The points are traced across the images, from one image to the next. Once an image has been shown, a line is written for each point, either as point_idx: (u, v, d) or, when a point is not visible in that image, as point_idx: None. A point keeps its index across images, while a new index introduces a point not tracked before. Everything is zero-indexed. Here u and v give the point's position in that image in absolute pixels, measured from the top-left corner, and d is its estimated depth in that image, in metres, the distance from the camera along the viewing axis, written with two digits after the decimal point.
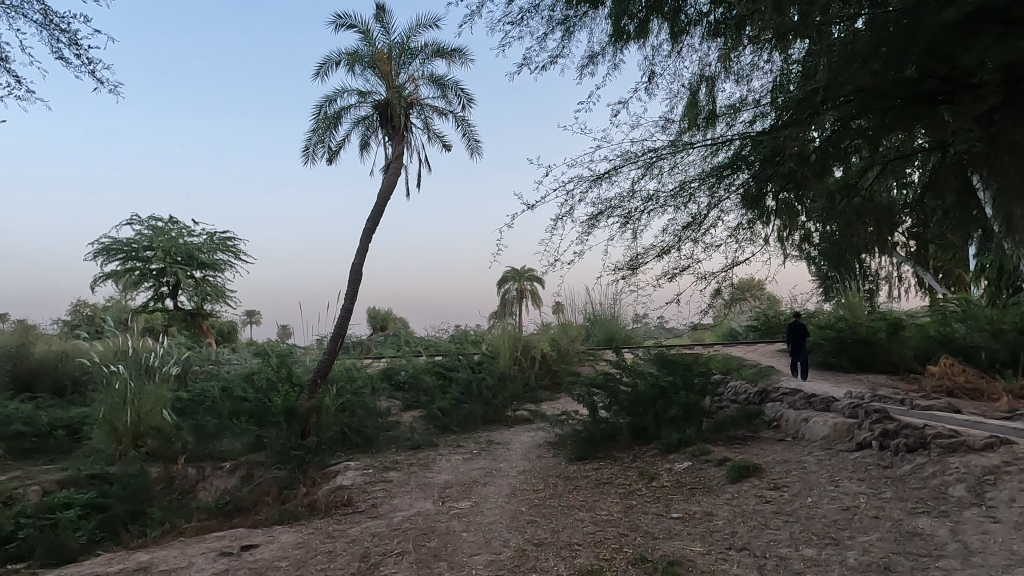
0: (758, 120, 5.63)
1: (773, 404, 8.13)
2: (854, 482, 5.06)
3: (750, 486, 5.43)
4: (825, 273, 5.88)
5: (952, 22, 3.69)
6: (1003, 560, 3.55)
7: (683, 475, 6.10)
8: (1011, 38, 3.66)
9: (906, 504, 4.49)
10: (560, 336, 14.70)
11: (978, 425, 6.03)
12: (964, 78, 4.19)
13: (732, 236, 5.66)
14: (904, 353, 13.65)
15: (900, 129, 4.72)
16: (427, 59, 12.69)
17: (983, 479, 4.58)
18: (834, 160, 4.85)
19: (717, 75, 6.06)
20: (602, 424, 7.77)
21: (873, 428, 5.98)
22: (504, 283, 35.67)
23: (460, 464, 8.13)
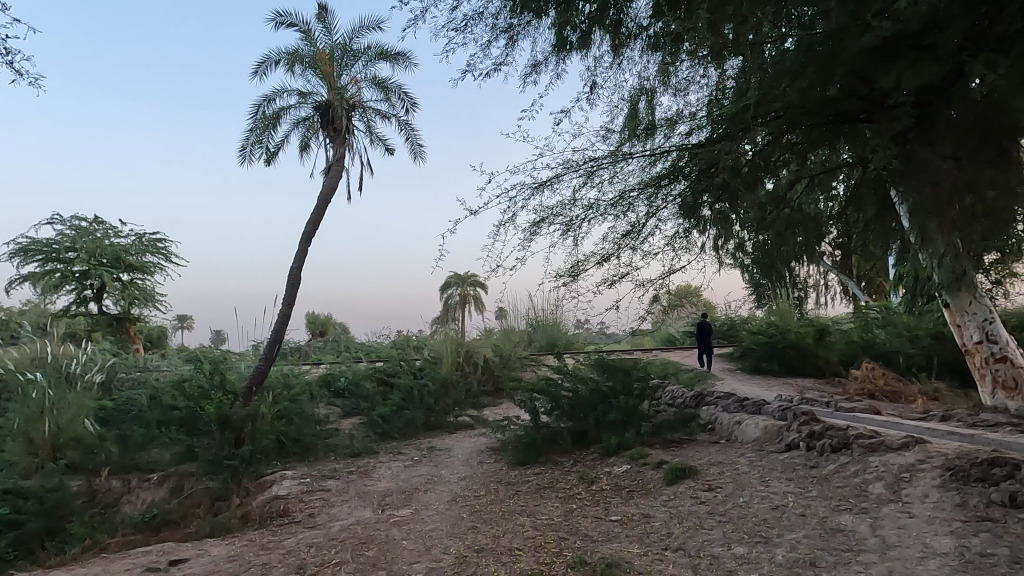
0: (695, 132, 5.81)
1: (708, 407, 8.38)
2: (783, 482, 5.28)
3: (685, 487, 5.59)
4: (757, 281, 6.14)
5: (871, 45, 3.90)
6: (918, 552, 3.76)
7: (622, 478, 6.21)
8: (923, 64, 3.89)
9: (831, 503, 4.70)
10: (502, 342, 14.72)
11: (896, 426, 6.36)
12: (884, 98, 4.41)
13: (669, 245, 5.84)
14: (829, 358, 14.13)
15: (825, 145, 4.95)
16: (369, 61, 12.55)
17: (901, 477, 4.81)
18: (765, 173, 5.03)
19: (656, 88, 6.25)
20: (544, 428, 7.84)
21: (801, 430, 6.23)
22: (447, 288, 35.39)
23: (400, 471, 8.01)
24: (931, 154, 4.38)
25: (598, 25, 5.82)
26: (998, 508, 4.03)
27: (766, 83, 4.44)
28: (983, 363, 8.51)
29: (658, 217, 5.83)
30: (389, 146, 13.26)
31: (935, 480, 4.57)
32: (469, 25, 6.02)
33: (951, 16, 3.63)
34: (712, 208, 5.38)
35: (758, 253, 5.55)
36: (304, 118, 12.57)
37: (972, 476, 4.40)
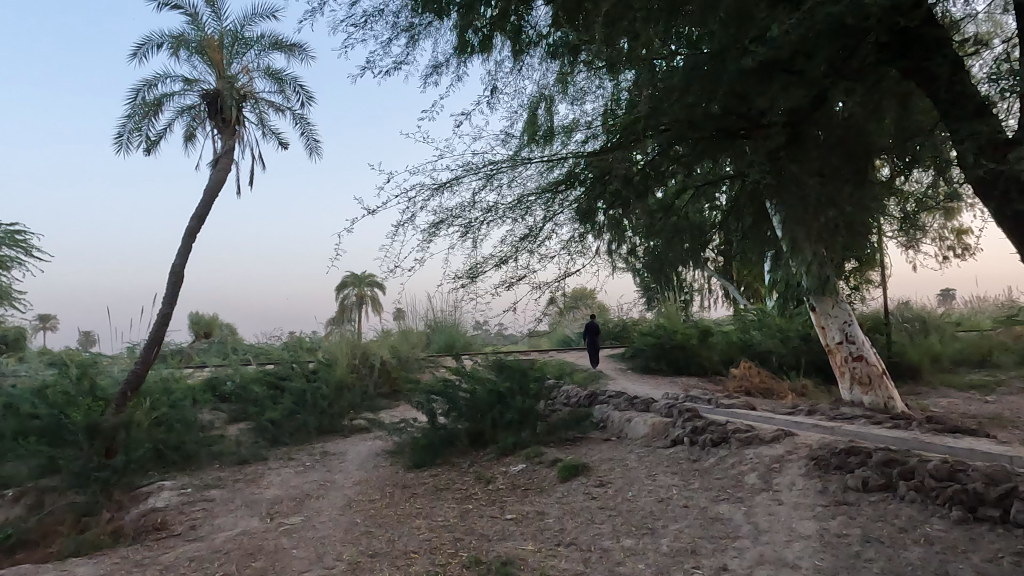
0: (590, 140, 6.01)
1: (600, 406, 8.68)
2: (668, 476, 5.57)
3: (578, 484, 5.77)
4: (648, 284, 6.42)
5: (748, 68, 4.17)
6: (785, 536, 4.09)
7: (517, 477, 6.31)
8: (794, 88, 4.21)
9: (711, 493, 5.01)
10: (400, 343, 14.53)
11: (769, 420, 6.84)
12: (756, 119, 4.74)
13: (565, 248, 6.00)
14: (712, 357, 14.99)
15: (709, 158, 5.25)
16: (263, 51, 12.02)
17: (771, 467, 5.20)
18: (655, 182, 5.24)
19: (554, 96, 6.42)
20: (441, 429, 7.83)
21: (685, 426, 6.58)
22: (344, 288, 34.45)
23: (291, 478, 7.72)
24: (801, 170, 4.75)
25: (499, 29, 5.90)
26: (853, 492, 4.43)
27: (657, 97, 4.65)
28: (843, 361, 9.34)
29: (554, 222, 5.98)
30: (283, 141, 12.75)
31: (801, 470, 4.96)
32: (369, 22, 5.95)
33: (817, 46, 3.93)
34: (606, 213, 5.53)
35: (648, 258, 5.86)
36: (189, 107, 11.84)
37: (832, 465, 4.80)
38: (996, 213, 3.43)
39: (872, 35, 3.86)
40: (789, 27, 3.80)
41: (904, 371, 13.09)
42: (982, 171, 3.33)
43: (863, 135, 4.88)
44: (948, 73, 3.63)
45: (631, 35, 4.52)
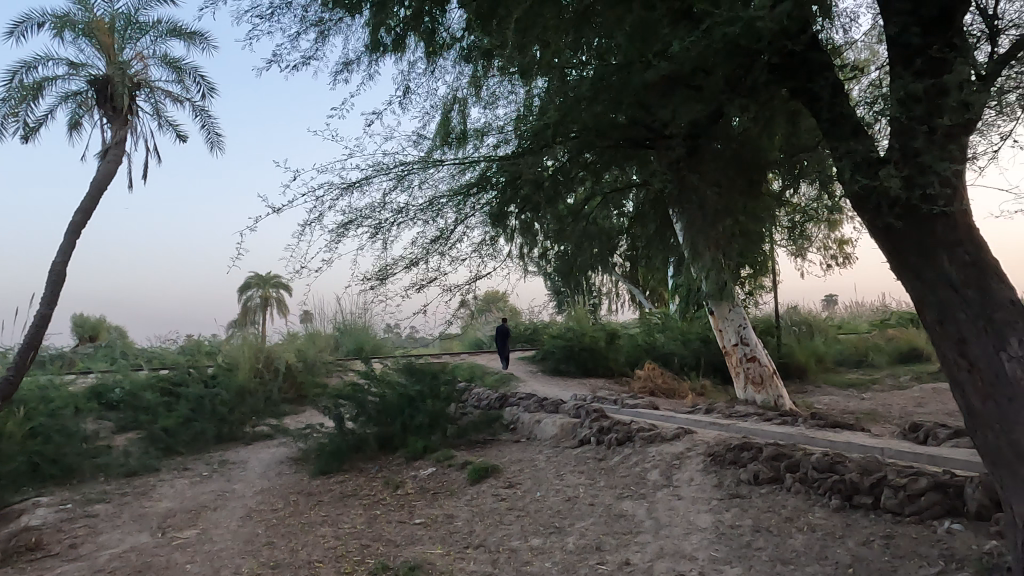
0: (502, 144, 6.07)
1: (511, 408, 8.77)
2: (576, 475, 5.70)
3: (488, 485, 5.79)
4: (559, 288, 6.54)
5: (652, 82, 4.35)
6: (684, 529, 4.28)
7: (427, 481, 6.27)
8: (694, 102, 4.42)
9: (616, 491, 5.17)
10: (307, 346, 14.08)
11: (671, 419, 7.14)
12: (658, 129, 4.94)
13: (476, 251, 6.02)
14: (618, 359, 15.48)
15: (617, 165, 5.41)
16: (159, 38, 11.34)
17: (672, 464, 5.42)
18: (564, 187, 5.35)
19: (468, 99, 6.44)
20: (348, 434, 7.66)
21: (592, 425, 6.75)
22: (247, 290, 32.97)
23: (185, 489, 7.30)
24: None
25: (412, 30, 5.85)
26: (745, 485, 4.70)
27: (566, 104, 4.75)
28: (738, 362, 9.88)
29: (466, 224, 5.98)
30: (181, 133, 12.08)
31: (699, 465, 5.21)
32: (276, 15, 5.75)
33: (715, 64, 4.16)
34: (517, 217, 5.59)
35: (560, 262, 6.13)
36: (74, 92, 10.99)
37: (727, 459, 5.07)
38: (873, 228, 3.52)
39: (764, 56, 4.11)
40: (688, 43, 3.98)
41: (792, 371, 14.03)
42: (859, 186, 3.61)
43: (756, 148, 5.18)
44: (829, 94, 3.92)
45: (543, 43, 4.60)
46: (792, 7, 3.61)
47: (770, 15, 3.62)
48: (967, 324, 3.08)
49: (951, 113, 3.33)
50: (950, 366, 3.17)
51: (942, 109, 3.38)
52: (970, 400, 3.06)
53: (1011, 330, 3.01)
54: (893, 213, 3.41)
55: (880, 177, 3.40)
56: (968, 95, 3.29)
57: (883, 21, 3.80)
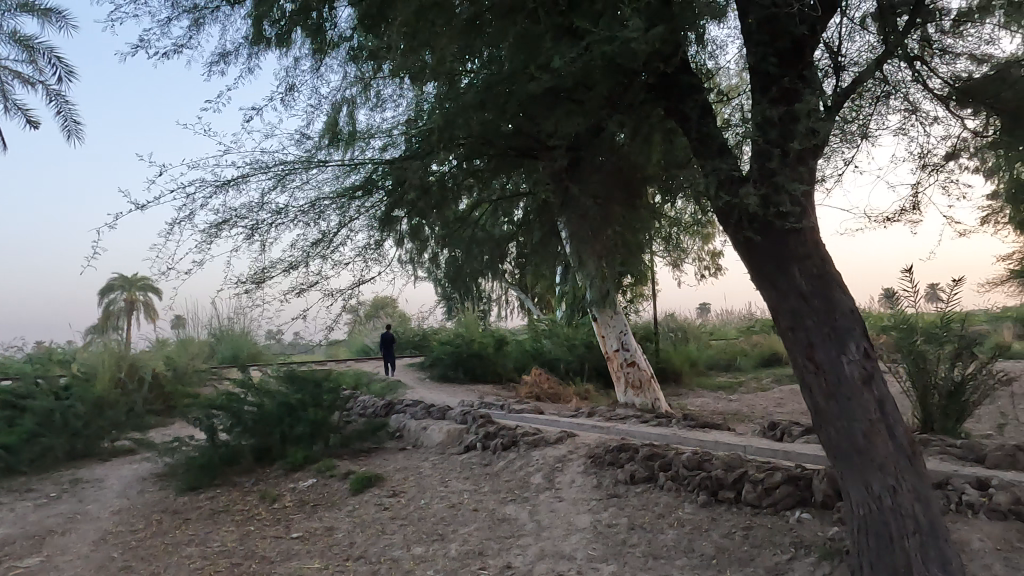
0: (390, 148, 5.98)
1: (397, 415, 8.62)
2: (460, 481, 5.70)
3: (370, 495, 5.66)
4: (448, 294, 6.52)
5: (537, 93, 4.46)
6: (564, 530, 4.39)
7: (306, 493, 6.03)
8: (576, 115, 4.58)
9: (499, 495, 5.22)
10: (177, 353, 13.14)
11: (555, 423, 7.31)
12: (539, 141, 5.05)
13: (360, 255, 5.88)
14: (506, 365, 15.67)
15: (504, 173, 5.48)
16: (7, 11, 10.22)
17: (554, 467, 5.55)
18: (452, 194, 5.34)
19: (356, 99, 6.30)
20: (221, 447, 7.22)
21: (478, 431, 6.78)
22: (109, 293, 30.30)
23: (28, 513, 6.57)
24: None
25: (298, 25, 5.63)
26: (622, 485, 4.90)
27: (454, 111, 4.75)
28: (619, 366, 10.29)
29: (350, 228, 5.83)
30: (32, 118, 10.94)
31: (580, 467, 5.37)
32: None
33: (596, 80, 4.33)
34: (404, 221, 5.52)
35: (449, 267, 6.22)
36: None
37: (606, 461, 5.26)
38: (734, 241, 3.80)
39: (641, 76, 4.33)
40: (571, 58, 4.13)
41: (669, 375, 14.81)
42: (723, 202, 3.88)
43: (635, 163, 5.44)
44: (698, 115, 4.20)
45: (431, 47, 4.59)
46: (664, 31, 3.84)
47: (644, 37, 3.83)
48: (814, 330, 3.39)
49: (800, 139, 3.66)
50: (798, 367, 3.45)
51: (793, 134, 3.71)
52: (816, 398, 3.35)
53: (850, 335, 3.36)
54: (751, 228, 3.70)
55: (740, 194, 3.68)
56: (815, 122, 3.64)
57: (744, 51, 4.13)
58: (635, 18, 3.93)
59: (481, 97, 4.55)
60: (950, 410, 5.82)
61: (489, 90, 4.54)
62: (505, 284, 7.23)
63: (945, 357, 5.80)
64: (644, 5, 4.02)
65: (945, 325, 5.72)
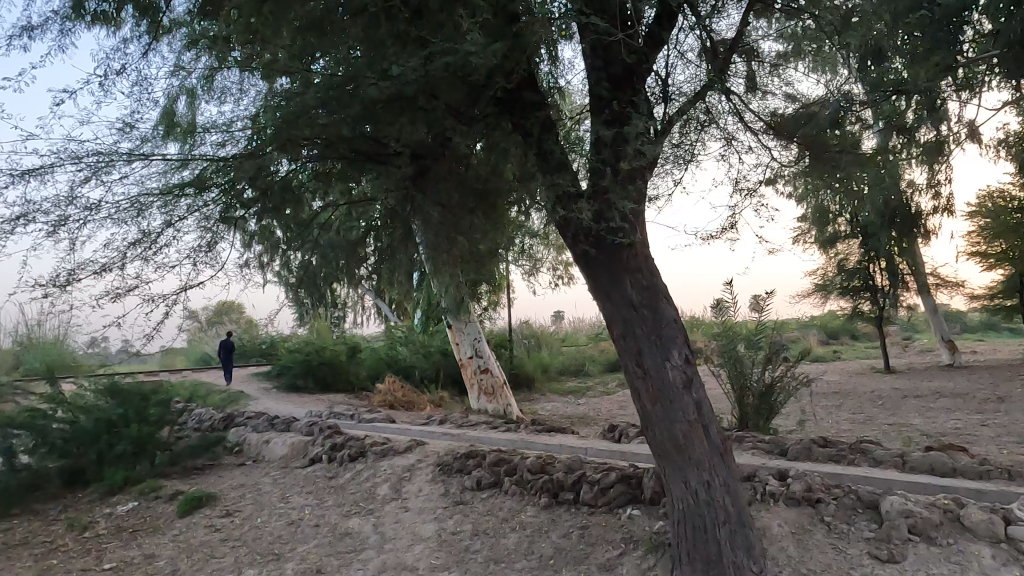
0: (230, 143, 5.59)
1: (237, 428, 8.07)
2: (302, 496, 5.45)
3: (200, 517, 5.25)
4: (297, 299, 6.23)
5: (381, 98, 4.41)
6: (407, 541, 4.36)
7: (125, 518, 5.48)
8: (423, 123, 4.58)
9: (343, 508, 5.07)
10: None
11: (406, 432, 7.21)
12: (385, 146, 4.97)
13: (192, 258, 5.44)
14: (359, 373, 15.24)
15: (352, 177, 5.32)
16: None
17: (402, 476, 5.46)
18: (294, 195, 5.10)
19: (195, 89, 5.84)
20: (22, 472, 6.36)
21: (324, 442, 6.53)
22: None
23: None
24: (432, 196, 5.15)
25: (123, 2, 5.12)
26: (469, 491, 4.93)
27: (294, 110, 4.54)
28: (473, 373, 10.42)
29: (179, 228, 5.37)
30: None
31: (427, 476, 5.34)
32: None
33: (441, 89, 4.37)
34: (242, 222, 5.19)
35: (301, 272, 5.94)
36: None
37: (454, 468, 5.27)
38: (572, 253, 3.97)
39: (485, 89, 4.43)
40: (415, 66, 4.14)
41: (522, 380, 15.20)
42: (561, 215, 4.06)
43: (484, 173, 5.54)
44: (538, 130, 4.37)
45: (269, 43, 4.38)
46: (503, 48, 3.95)
47: (484, 51, 3.92)
48: (643, 338, 3.63)
49: (629, 159, 3.92)
50: (629, 373, 3.68)
51: (623, 154, 3.98)
52: (643, 402, 3.59)
53: (674, 343, 3.63)
54: (587, 241, 3.90)
55: (575, 209, 3.87)
56: (642, 145, 3.92)
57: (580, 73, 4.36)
58: (477, 33, 4.02)
59: (323, 98, 4.40)
60: (762, 409, 6.50)
61: (331, 92, 4.40)
62: (360, 292, 7.04)
63: (759, 361, 6.45)
64: (486, 20, 4.12)
65: (758, 332, 6.38)
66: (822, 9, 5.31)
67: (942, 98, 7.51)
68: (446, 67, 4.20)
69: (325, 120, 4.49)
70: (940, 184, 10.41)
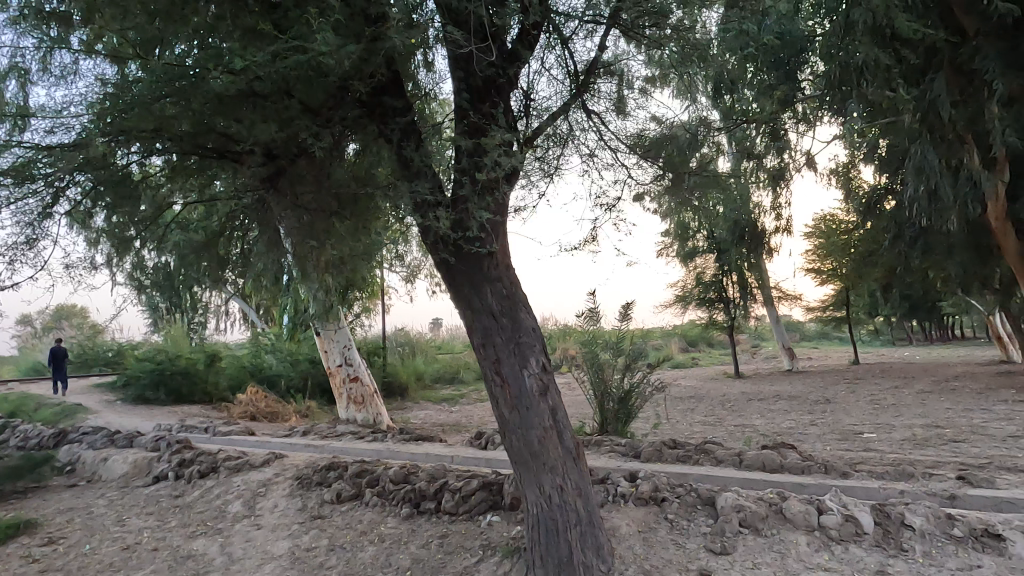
0: (62, 130, 5.03)
1: (69, 446, 7.28)
2: (141, 518, 5.02)
3: (15, 546, 4.69)
4: (146, 302, 5.75)
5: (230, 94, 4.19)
6: (257, 561, 4.15)
7: None
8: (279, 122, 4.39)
9: (187, 530, 4.73)
10: None
11: (265, 445, 6.85)
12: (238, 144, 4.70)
13: (11, 255, 4.85)
14: (218, 383, 14.29)
15: (206, 173, 4.98)
16: None
17: (256, 492, 5.17)
18: (136, 190, 4.68)
19: (25, 68, 5.22)
20: None
21: (171, 458, 6.06)
22: None
23: None
24: (295, 198, 4.94)
25: None
26: (328, 505, 4.75)
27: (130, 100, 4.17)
28: (341, 382, 10.12)
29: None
30: None
31: (284, 490, 5.09)
32: None
33: (296, 86, 4.22)
34: (74, 217, 4.69)
35: (153, 274, 5.49)
36: None
37: (313, 481, 5.07)
38: (433, 261, 3.97)
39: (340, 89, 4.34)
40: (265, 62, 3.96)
41: (395, 389, 14.96)
42: (422, 225, 4.06)
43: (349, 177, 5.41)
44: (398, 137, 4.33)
45: (98, 24, 4.01)
46: (358, 50, 3.87)
47: (337, 52, 3.82)
48: (501, 346, 3.70)
49: (488, 170, 3.98)
50: (488, 380, 3.73)
51: (482, 165, 4.03)
52: (501, 409, 3.65)
53: (531, 351, 3.72)
54: (447, 249, 3.91)
55: (435, 217, 3.86)
56: (501, 156, 4.00)
57: None
58: (330, 33, 3.91)
59: (161, 89, 4.08)
60: (620, 414, 6.84)
61: (171, 83, 4.09)
62: (222, 298, 6.66)
63: (620, 368, 6.76)
64: (343, 21, 4.02)
65: (619, 340, 6.70)
66: (688, 41, 5.53)
67: (783, 129, 8.29)
68: (299, 65, 4.04)
69: (167, 113, 4.17)
70: (781, 207, 11.48)
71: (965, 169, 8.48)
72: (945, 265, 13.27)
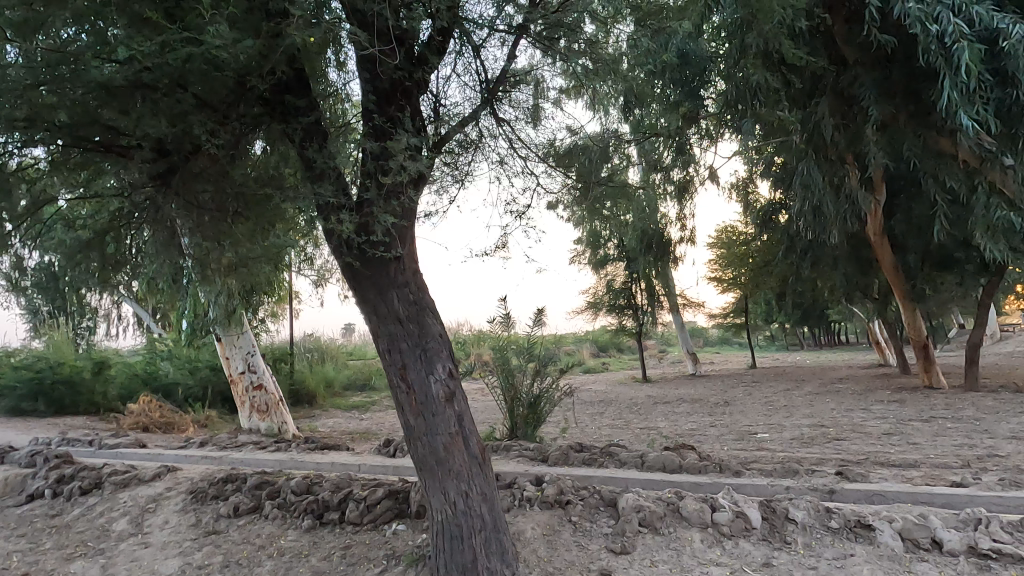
0: None
1: None
2: (11, 541, 4.61)
3: None
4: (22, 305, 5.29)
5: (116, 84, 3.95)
6: None
7: None
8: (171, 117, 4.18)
9: (64, 552, 4.38)
10: None
11: (157, 458, 6.45)
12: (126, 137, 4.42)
13: None
14: (107, 393, 13.33)
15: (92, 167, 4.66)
16: None
17: (145, 508, 4.85)
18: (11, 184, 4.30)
19: None
20: None
21: (49, 475, 5.60)
22: None
23: None
24: (192, 197, 4.69)
25: None
26: (223, 520, 4.53)
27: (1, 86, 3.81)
28: (244, 390, 9.70)
29: None
30: None
31: (176, 505, 4.81)
32: None
33: (190, 80, 4.03)
34: None
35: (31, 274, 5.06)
36: None
37: (209, 495, 4.82)
38: (338, 265, 3.88)
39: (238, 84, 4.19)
40: (155, 53, 3.75)
41: (303, 396, 14.47)
42: (325, 228, 3.96)
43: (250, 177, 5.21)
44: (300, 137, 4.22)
45: None
46: (255, 46, 3.75)
47: (233, 46, 3.68)
48: (407, 352, 3.66)
49: (394, 173, 3.95)
50: (393, 387, 3.68)
51: (387, 168, 3.98)
52: (406, 415, 3.61)
53: (438, 357, 3.70)
54: (352, 254, 3.83)
55: (338, 221, 3.78)
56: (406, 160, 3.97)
57: None
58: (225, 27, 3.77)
59: (40, 75, 3.75)
60: (530, 418, 6.93)
61: (50, 70, 3.77)
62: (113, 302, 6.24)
63: (530, 373, 6.83)
64: (239, 15, 3.88)
65: (529, 346, 6.79)
66: (598, 55, 5.67)
67: (686, 143, 8.71)
68: (192, 57, 3.87)
69: (45, 102, 3.86)
70: (685, 218, 12.01)
71: (847, 187, 9.18)
72: (830, 276, 14.29)
